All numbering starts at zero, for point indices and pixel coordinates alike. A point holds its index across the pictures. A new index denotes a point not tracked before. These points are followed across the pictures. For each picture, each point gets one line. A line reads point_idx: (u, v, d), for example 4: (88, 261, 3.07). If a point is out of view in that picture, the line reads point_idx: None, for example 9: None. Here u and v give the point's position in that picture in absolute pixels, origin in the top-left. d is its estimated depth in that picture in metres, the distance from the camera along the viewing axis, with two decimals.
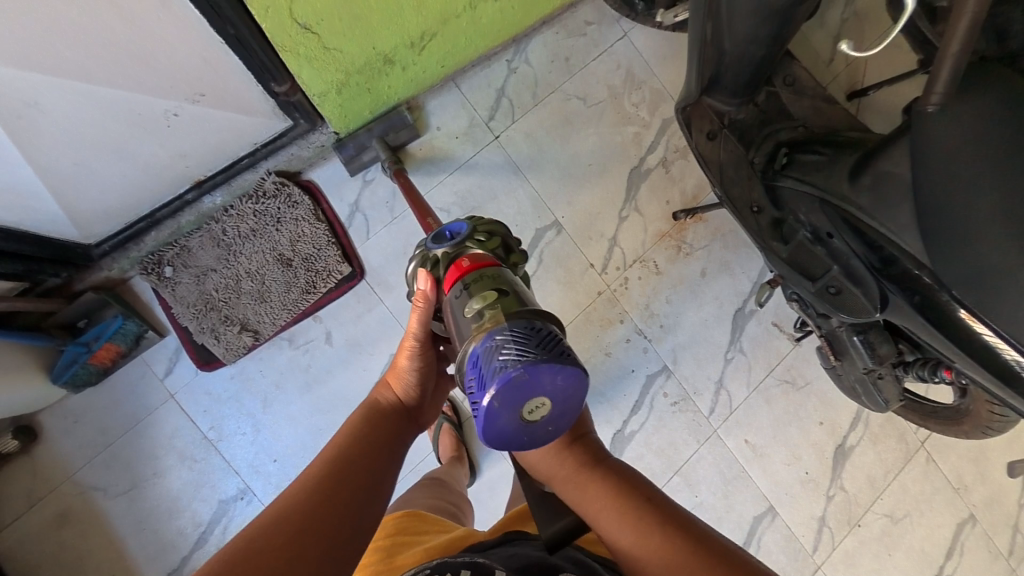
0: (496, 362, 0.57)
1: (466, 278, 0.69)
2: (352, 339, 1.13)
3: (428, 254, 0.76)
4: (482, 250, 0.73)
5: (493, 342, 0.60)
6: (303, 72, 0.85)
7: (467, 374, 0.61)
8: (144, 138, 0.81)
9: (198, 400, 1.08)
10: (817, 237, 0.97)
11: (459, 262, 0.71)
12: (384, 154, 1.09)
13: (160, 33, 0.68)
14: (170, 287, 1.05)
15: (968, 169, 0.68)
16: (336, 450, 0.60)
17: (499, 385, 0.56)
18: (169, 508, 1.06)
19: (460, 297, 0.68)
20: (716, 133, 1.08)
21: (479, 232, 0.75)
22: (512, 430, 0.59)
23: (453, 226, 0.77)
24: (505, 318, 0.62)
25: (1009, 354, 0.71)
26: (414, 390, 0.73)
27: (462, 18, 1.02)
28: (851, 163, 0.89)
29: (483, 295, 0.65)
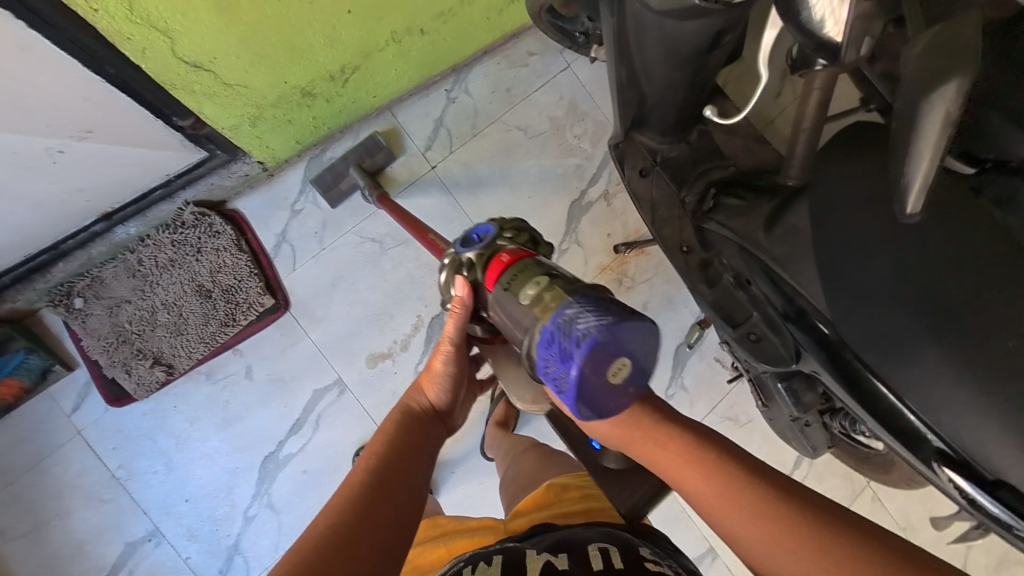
0: (577, 331, 0.49)
1: (506, 276, 0.58)
2: (275, 374, 1.09)
3: (458, 259, 0.64)
4: (518, 245, 0.62)
5: (564, 315, 0.51)
6: (205, 107, 0.86)
7: (541, 354, 0.51)
8: (31, 176, 0.81)
9: (107, 437, 1.04)
10: (740, 282, 0.95)
11: (497, 260, 0.60)
12: (363, 181, 1.10)
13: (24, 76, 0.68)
14: (80, 319, 1.02)
15: (860, 228, 0.71)
16: (368, 468, 0.57)
17: (586, 353, 0.47)
18: (73, 551, 1.01)
19: (506, 296, 0.57)
20: (648, 171, 1.06)
21: (506, 230, 0.64)
22: (605, 403, 0.50)
23: (478, 226, 0.65)
24: (569, 296, 0.52)
25: (913, 417, 0.68)
26: (449, 394, 0.69)
27: (386, 51, 1.00)
28: (767, 212, 0.87)
29: (536, 282, 0.55)
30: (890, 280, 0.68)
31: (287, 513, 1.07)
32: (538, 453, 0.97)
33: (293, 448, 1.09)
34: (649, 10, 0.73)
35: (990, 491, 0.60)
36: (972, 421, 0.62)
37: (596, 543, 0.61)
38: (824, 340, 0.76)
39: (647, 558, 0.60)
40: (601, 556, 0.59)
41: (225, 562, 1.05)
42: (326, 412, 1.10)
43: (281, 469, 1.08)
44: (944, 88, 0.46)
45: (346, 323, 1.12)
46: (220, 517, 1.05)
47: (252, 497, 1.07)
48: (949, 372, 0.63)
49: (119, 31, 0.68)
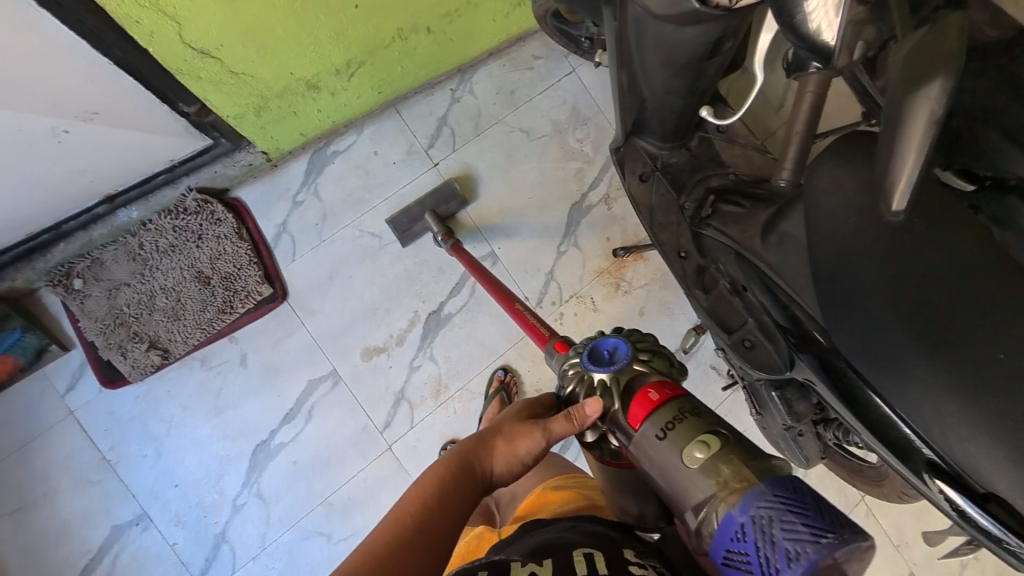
0: (783, 543, 0.44)
1: (661, 419, 0.55)
2: (268, 364, 1.09)
3: (591, 378, 0.62)
4: (664, 379, 0.60)
5: (759, 514, 0.46)
6: (209, 94, 0.87)
7: (724, 544, 0.48)
8: (35, 155, 0.82)
9: (99, 419, 1.04)
10: (735, 288, 0.95)
11: (645, 394, 0.57)
12: (435, 227, 1.11)
13: (30, 57, 0.69)
14: (78, 300, 1.03)
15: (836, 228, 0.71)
16: (408, 517, 0.53)
17: (796, 573, 0.43)
18: (59, 532, 1.01)
19: (661, 444, 0.54)
20: (648, 175, 1.07)
21: (641, 353, 0.62)
22: None
23: (612, 344, 0.64)
24: (750, 471, 0.49)
25: (908, 429, 0.68)
26: (511, 462, 0.62)
27: (392, 47, 1.02)
28: (764, 219, 0.88)
29: (702, 441, 0.52)
30: (882, 286, 0.67)
31: (276, 504, 1.05)
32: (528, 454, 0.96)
33: (285, 438, 1.08)
34: (650, 16, 0.75)
35: (980, 504, 0.61)
36: (961, 432, 0.60)
37: (580, 548, 0.58)
38: (827, 362, 0.76)
39: (630, 558, 0.57)
40: (584, 563, 0.55)
41: (211, 551, 1.03)
42: (319, 403, 1.10)
43: (272, 459, 1.07)
44: (929, 86, 0.43)
45: (341, 316, 1.13)
46: (207, 505, 1.04)
47: (241, 486, 1.05)
48: (938, 382, 0.62)
49: (128, 14, 0.69)
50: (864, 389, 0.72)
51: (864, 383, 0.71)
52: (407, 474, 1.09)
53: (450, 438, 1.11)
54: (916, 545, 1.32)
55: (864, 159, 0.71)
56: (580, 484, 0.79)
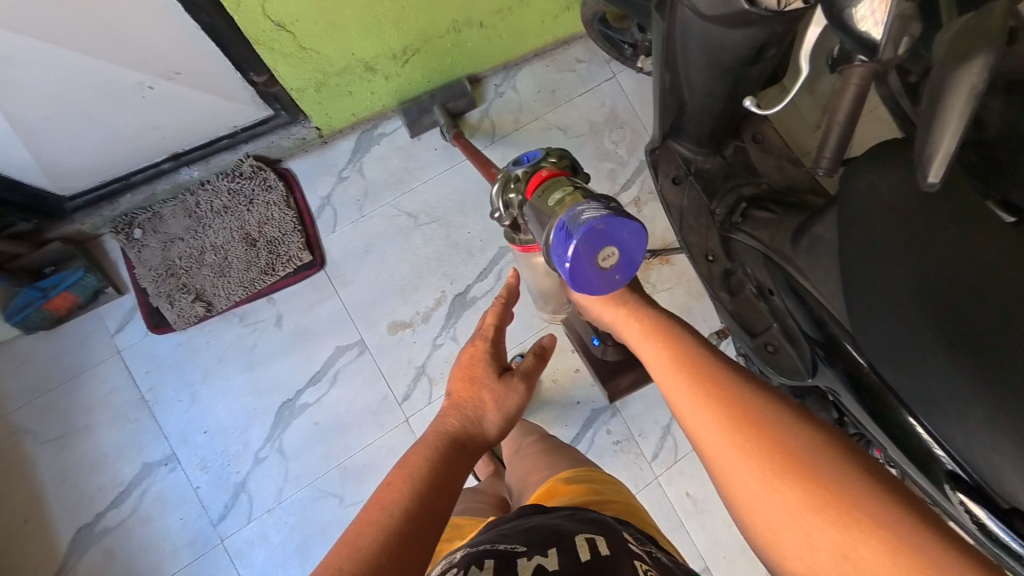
0: (582, 218, 0.55)
1: (543, 185, 0.64)
2: (301, 326, 1.15)
3: (509, 176, 0.71)
4: (557, 168, 0.68)
5: (575, 209, 0.56)
6: (278, 66, 0.94)
7: (549, 237, 0.58)
8: (119, 105, 0.91)
9: (143, 360, 1.10)
10: (762, 292, 0.95)
11: (538, 173, 0.66)
12: (443, 120, 1.19)
13: (134, 14, 0.77)
14: (136, 248, 1.11)
15: (870, 234, 0.73)
16: (402, 500, 0.50)
17: (584, 234, 0.53)
18: (94, 462, 1.07)
19: (537, 203, 0.63)
20: (681, 179, 1.09)
21: (550, 156, 0.71)
22: (589, 281, 0.56)
23: (530, 154, 0.74)
24: (585, 197, 0.58)
25: (939, 451, 0.67)
26: (499, 425, 0.63)
27: (446, 38, 1.08)
28: (795, 225, 0.90)
29: (562, 188, 0.61)
30: (910, 297, 0.68)
31: (294, 460, 1.10)
32: (541, 446, 0.96)
33: (309, 399, 1.12)
34: (697, 17, 0.78)
35: (1004, 519, 0.59)
36: (981, 442, 0.59)
37: (583, 532, 0.59)
38: (853, 373, 0.77)
39: (631, 542, 0.60)
40: (588, 546, 0.57)
41: (230, 498, 1.07)
42: (344, 369, 1.14)
43: (295, 417, 1.11)
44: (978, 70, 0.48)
45: (372, 289, 1.18)
46: (232, 454, 1.09)
47: (264, 440, 1.10)
48: (965, 388, 0.62)
49: None
50: (890, 398, 0.73)
51: (894, 396, 0.71)
52: None
53: None
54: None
55: (904, 166, 0.72)
56: (585, 473, 0.80)
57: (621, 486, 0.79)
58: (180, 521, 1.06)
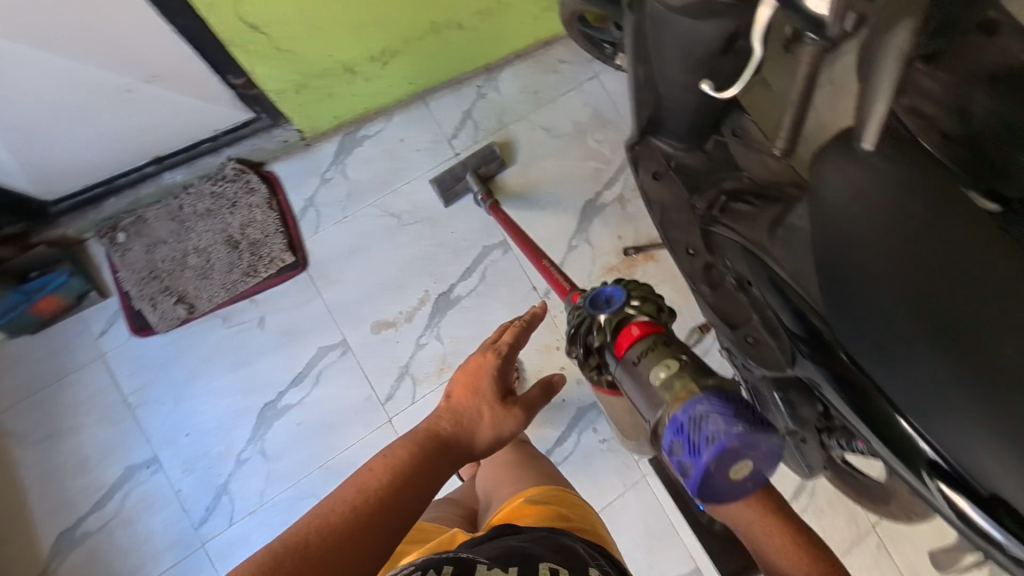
0: (706, 429, 0.57)
1: (637, 347, 0.66)
2: (285, 327, 1.15)
3: (590, 321, 0.72)
4: (646, 317, 0.69)
5: (694, 411, 0.59)
6: (256, 68, 0.95)
7: (669, 438, 0.60)
8: (101, 108, 0.92)
9: (127, 362, 1.11)
10: (741, 284, 0.93)
11: (629, 329, 0.68)
12: (477, 186, 1.17)
13: (111, 18, 0.79)
14: (120, 252, 1.12)
15: (847, 220, 0.69)
16: (377, 489, 0.53)
17: (714, 450, 0.56)
18: (77, 465, 1.07)
19: (635, 368, 0.65)
20: (662, 174, 1.09)
21: (635, 297, 0.72)
22: (720, 490, 0.58)
23: (609, 290, 0.72)
24: (697, 388, 0.60)
25: (926, 446, 0.62)
26: (489, 443, 0.65)
27: (425, 40, 1.09)
28: (772, 215, 0.89)
29: (665, 363, 0.64)
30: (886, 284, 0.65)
31: (277, 462, 1.09)
32: (517, 454, 0.94)
33: (292, 400, 1.12)
34: (666, 10, 0.79)
35: (990, 514, 0.57)
36: (964, 428, 0.59)
37: (547, 562, 0.58)
38: (839, 373, 0.69)
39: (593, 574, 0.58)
40: None
41: (213, 500, 1.07)
42: (327, 369, 1.14)
43: (278, 418, 1.11)
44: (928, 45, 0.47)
45: (356, 288, 1.18)
46: (215, 455, 1.09)
47: (247, 441, 1.09)
48: (949, 373, 0.61)
49: None
50: (877, 396, 0.66)
51: (882, 392, 0.65)
52: None
53: None
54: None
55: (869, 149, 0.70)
56: (557, 494, 0.79)
57: (595, 513, 0.78)
58: (163, 524, 1.05)
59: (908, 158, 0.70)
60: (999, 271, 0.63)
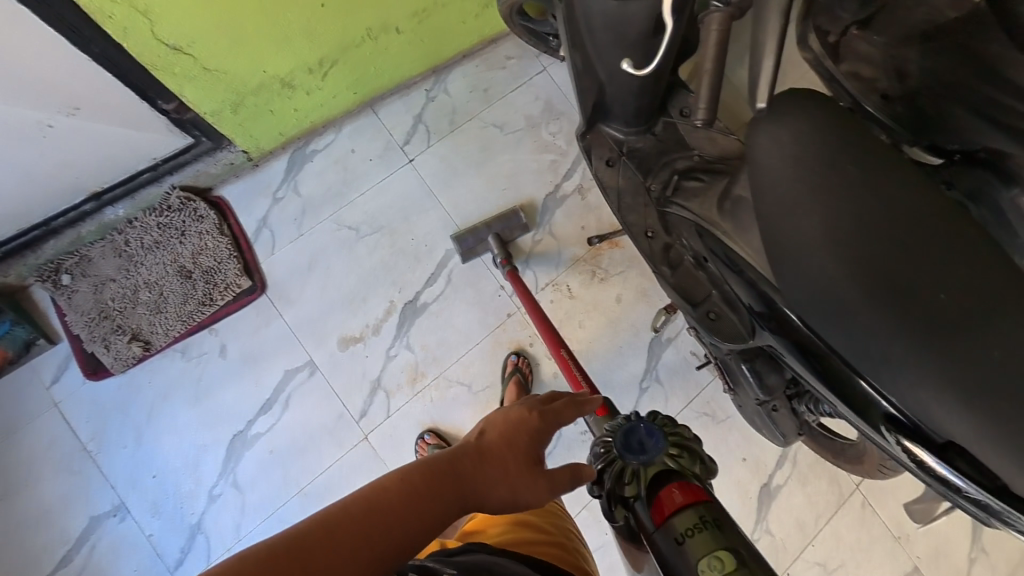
0: None
1: (680, 525, 0.50)
2: (247, 353, 1.11)
3: (619, 468, 0.57)
4: (687, 476, 0.54)
5: None
6: (185, 90, 0.92)
7: None
8: (23, 148, 0.88)
9: (82, 408, 1.06)
10: (699, 262, 0.94)
11: (669, 495, 0.52)
12: (497, 250, 1.15)
13: (19, 52, 0.76)
14: (66, 294, 1.08)
15: (784, 189, 0.68)
16: (392, 497, 0.47)
17: None
18: (38, 520, 1.02)
19: (675, 554, 0.49)
20: (615, 161, 1.08)
21: (674, 442, 0.57)
22: None
23: (644, 429, 0.58)
24: None
25: (884, 402, 0.65)
26: (502, 507, 0.56)
27: (363, 47, 1.06)
28: (720, 190, 0.93)
29: (718, 560, 0.47)
30: (830, 248, 0.64)
31: (251, 493, 1.06)
32: None
33: (261, 428, 1.09)
34: None
35: (950, 463, 0.60)
36: (913, 380, 0.60)
37: None
38: (799, 341, 0.73)
39: None
40: None
41: (187, 541, 1.03)
42: (296, 392, 1.11)
43: (248, 448, 1.08)
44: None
45: (319, 305, 1.15)
46: (185, 494, 1.05)
47: (218, 475, 1.06)
48: (885, 328, 0.61)
49: (101, 9, 0.74)
50: (836, 360, 0.69)
51: (841, 359, 0.68)
52: (383, 461, 1.09)
53: (428, 426, 1.11)
54: (917, 538, 1.16)
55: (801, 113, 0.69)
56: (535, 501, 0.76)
57: (567, 524, 0.76)
58: (134, 571, 1.01)
59: (844, 118, 0.69)
60: (931, 218, 0.64)
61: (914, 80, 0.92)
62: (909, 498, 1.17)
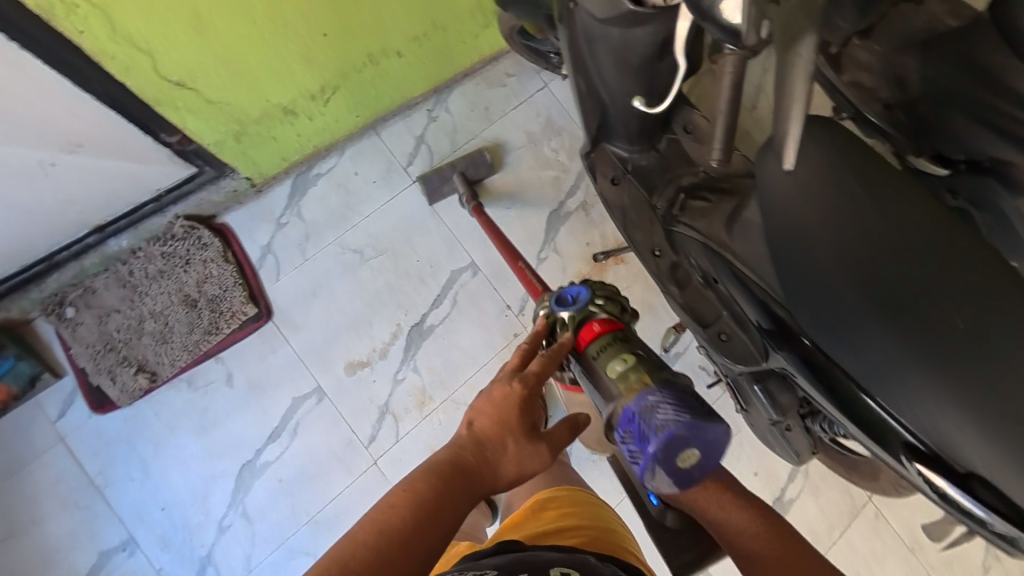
0: (657, 420, 0.60)
1: (597, 345, 0.68)
2: (253, 380, 1.11)
3: (553, 318, 0.73)
4: (608, 316, 0.71)
5: (647, 402, 0.62)
6: (188, 123, 0.92)
7: (621, 428, 0.63)
8: (22, 187, 0.88)
9: (88, 443, 1.05)
10: (708, 281, 0.91)
11: (589, 326, 0.70)
12: (462, 189, 1.16)
13: (16, 93, 0.75)
14: (71, 327, 1.07)
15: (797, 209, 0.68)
16: (398, 518, 0.51)
17: (663, 442, 0.60)
18: (45, 559, 1.01)
19: (592, 364, 0.67)
20: (620, 178, 1.06)
21: (599, 296, 0.73)
22: (666, 477, 0.63)
23: (573, 289, 0.74)
24: (650, 380, 0.64)
25: (904, 430, 0.62)
26: (512, 482, 0.58)
27: (365, 72, 1.06)
28: (727, 210, 0.93)
29: (622, 358, 0.66)
30: (838, 271, 0.65)
31: (260, 523, 1.05)
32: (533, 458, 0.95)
33: (270, 456, 1.08)
34: (596, 21, 0.78)
35: (967, 489, 0.58)
36: (933, 405, 0.59)
37: (559, 566, 0.59)
38: (807, 356, 0.70)
39: None
40: None
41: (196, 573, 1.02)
42: (303, 420, 1.10)
43: (256, 477, 1.07)
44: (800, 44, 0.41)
45: (324, 330, 1.14)
46: (194, 526, 1.04)
47: (227, 507, 1.05)
48: (900, 353, 0.61)
49: (104, 50, 0.75)
50: (846, 378, 0.66)
51: (854, 382, 0.65)
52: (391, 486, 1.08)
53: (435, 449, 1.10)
54: (933, 549, 1.14)
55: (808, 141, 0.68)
56: (570, 495, 0.78)
57: (604, 508, 0.77)
58: None
59: (852, 141, 0.69)
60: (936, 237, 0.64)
61: (914, 87, 0.89)
62: (922, 508, 1.15)
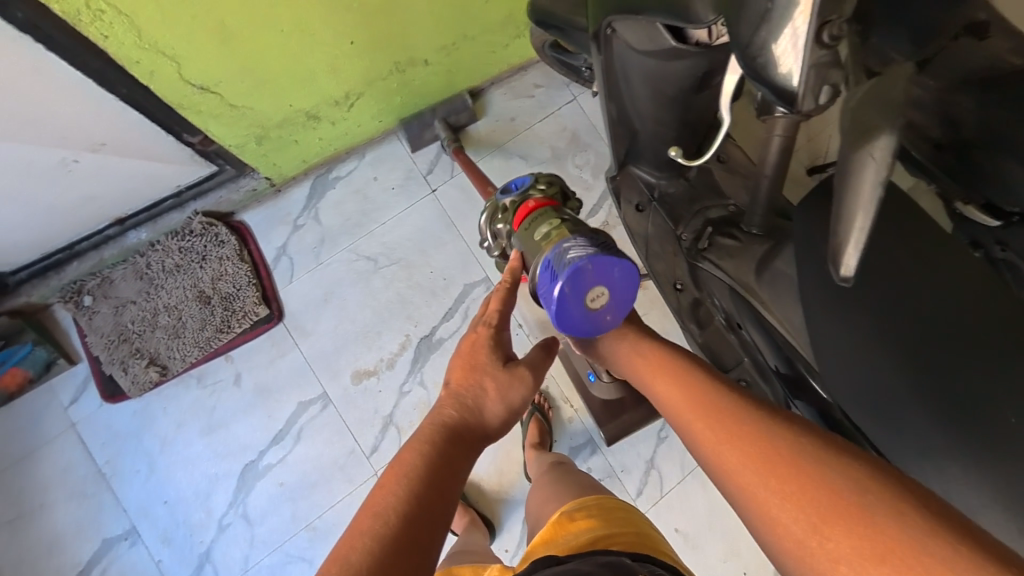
0: (566, 257, 0.59)
1: (529, 217, 0.68)
2: (260, 382, 1.11)
3: (497, 206, 0.75)
4: (545, 197, 0.71)
5: (561, 248, 0.61)
6: (210, 126, 0.91)
7: (538, 276, 0.62)
8: (47, 185, 0.89)
9: (97, 433, 1.07)
10: (731, 325, 0.87)
11: (524, 205, 0.70)
12: (445, 134, 1.17)
13: (43, 95, 0.76)
14: (88, 315, 1.09)
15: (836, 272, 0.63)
16: (394, 495, 0.47)
17: (568, 276, 0.58)
18: (51, 543, 1.03)
19: (524, 236, 0.67)
20: (644, 206, 1.00)
21: (540, 182, 0.73)
22: (579, 321, 0.60)
23: (517, 180, 0.75)
24: (569, 232, 0.63)
25: None
26: (503, 419, 0.60)
27: (389, 79, 1.03)
28: (758, 253, 0.84)
29: (546, 222, 0.66)
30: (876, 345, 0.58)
31: (260, 525, 1.05)
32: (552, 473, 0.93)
33: (273, 458, 1.08)
34: (633, 50, 0.74)
35: None
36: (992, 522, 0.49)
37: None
38: (824, 411, 0.69)
39: None
40: None
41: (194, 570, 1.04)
42: (307, 425, 1.10)
43: (259, 479, 1.07)
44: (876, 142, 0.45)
45: (332, 338, 1.14)
46: (195, 523, 1.05)
47: (228, 506, 1.06)
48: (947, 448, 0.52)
49: (129, 56, 0.74)
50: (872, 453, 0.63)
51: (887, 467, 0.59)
52: None
53: None
54: None
55: None
56: (598, 501, 0.76)
57: (635, 513, 0.75)
58: None
59: (901, 200, 0.64)
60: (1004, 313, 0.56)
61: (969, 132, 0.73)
62: None
